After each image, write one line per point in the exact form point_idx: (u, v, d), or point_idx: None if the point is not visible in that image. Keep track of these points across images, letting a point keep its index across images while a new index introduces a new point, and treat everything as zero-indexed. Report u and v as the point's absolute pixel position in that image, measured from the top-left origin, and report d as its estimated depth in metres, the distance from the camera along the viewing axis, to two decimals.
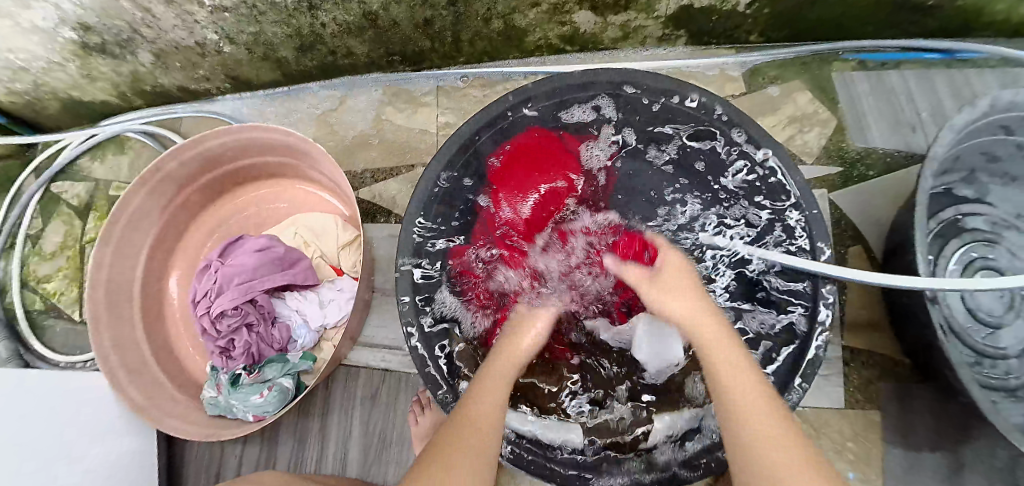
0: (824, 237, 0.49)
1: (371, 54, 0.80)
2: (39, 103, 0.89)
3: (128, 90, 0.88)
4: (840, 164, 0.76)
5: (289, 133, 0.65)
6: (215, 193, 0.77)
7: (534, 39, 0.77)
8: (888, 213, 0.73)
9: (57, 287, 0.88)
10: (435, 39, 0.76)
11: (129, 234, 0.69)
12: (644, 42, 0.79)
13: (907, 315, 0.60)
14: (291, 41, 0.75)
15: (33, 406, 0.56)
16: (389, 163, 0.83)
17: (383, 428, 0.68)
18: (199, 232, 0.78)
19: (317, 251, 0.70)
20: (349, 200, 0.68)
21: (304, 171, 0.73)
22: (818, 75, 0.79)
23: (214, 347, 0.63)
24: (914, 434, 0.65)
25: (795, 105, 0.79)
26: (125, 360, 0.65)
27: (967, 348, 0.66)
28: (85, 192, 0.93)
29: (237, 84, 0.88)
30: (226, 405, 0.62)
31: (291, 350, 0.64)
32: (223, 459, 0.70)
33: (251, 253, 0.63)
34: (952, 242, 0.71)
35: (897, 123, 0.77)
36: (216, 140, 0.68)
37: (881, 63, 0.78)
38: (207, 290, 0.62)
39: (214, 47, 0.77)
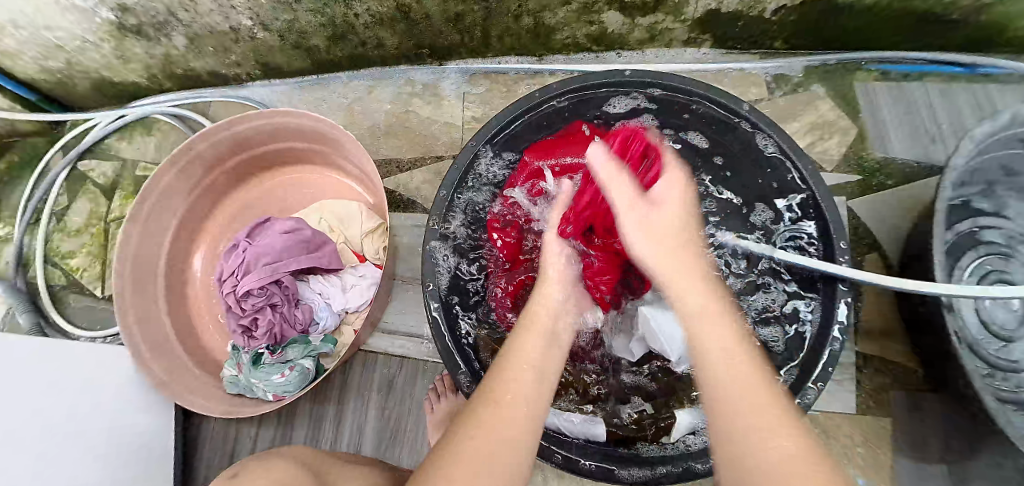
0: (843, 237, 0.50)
1: (400, 46, 0.81)
2: (71, 82, 0.91)
3: (159, 72, 0.90)
4: (860, 172, 0.77)
5: (320, 119, 0.66)
6: (241, 176, 0.78)
7: (562, 38, 0.78)
8: (906, 223, 0.74)
9: (80, 263, 0.90)
10: (464, 33, 0.78)
11: (157, 212, 0.71)
12: (670, 45, 0.80)
13: (925, 323, 0.61)
14: (323, 30, 0.77)
15: (53, 377, 0.56)
16: (413, 154, 0.84)
17: (398, 413, 0.69)
18: (223, 214, 0.80)
19: (341, 237, 0.71)
20: (375, 188, 0.69)
21: (331, 158, 0.74)
22: (840, 84, 0.80)
23: (238, 326, 0.63)
24: (925, 443, 0.65)
25: (817, 112, 0.80)
26: (148, 335, 0.66)
27: (980, 360, 0.66)
28: (110, 171, 0.95)
29: (265, 71, 0.90)
30: (246, 383, 0.63)
31: (313, 332, 0.65)
32: (238, 438, 0.71)
33: (278, 234, 0.63)
34: (966, 255, 0.71)
35: (918, 134, 0.77)
36: (247, 123, 0.69)
37: (904, 74, 0.79)
38: (234, 269, 0.63)
39: (247, 33, 0.78)
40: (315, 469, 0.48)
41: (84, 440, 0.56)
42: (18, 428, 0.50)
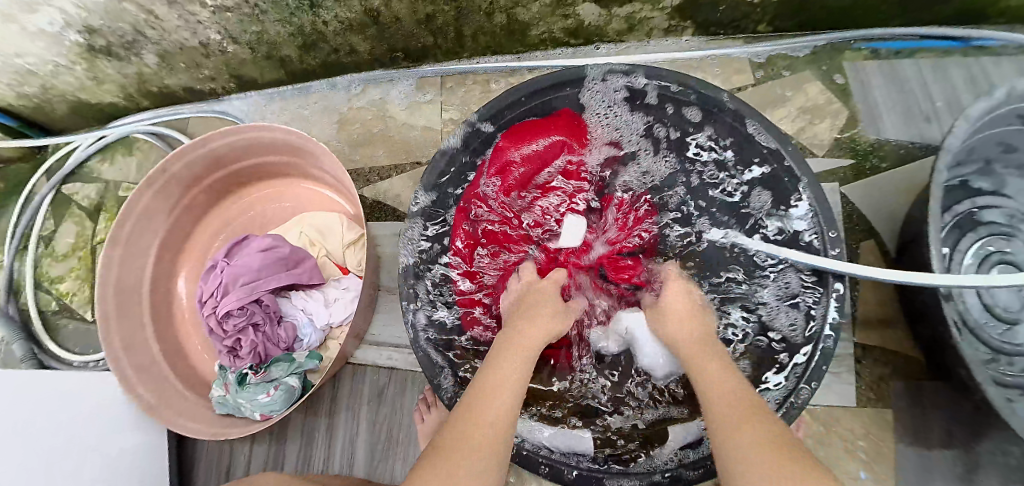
0: (837, 234, 0.49)
1: (374, 51, 0.79)
2: (48, 106, 0.90)
3: (135, 91, 0.89)
4: (852, 156, 0.74)
5: (291, 132, 0.64)
6: (220, 193, 0.78)
7: (538, 33, 0.76)
8: (902, 206, 0.71)
9: (69, 287, 0.90)
10: (437, 35, 0.76)
11: (137, 235, 0.70)
12: (650, 35, 0.77)
13: (923, 312, 0.59)
14: (293, 40, 0.75)
15: (44, 408, 0.56)
16: (393, 161, 0.83)
17: (389, 425, 0.68)
18: (206, 232, 0.79)
19: (322, 251, 0.70)
20: (354, 199, 0.68)
21: (308, 170, 0.73)
22: (828, 65, 0.77)
23: (221, 347, 0.63)
24: (927, 433, 0.63)
25: (806, 96, 0.77)
26: (135, 360, 0.66)
27: (982, 345, 0.64)
28: (95, 193, 0.94)
29: (241, 84, 0.88)
30: (234, 404, 0.62)
31: (297, 349, 0.64)
32: (232, 457, 0.71)
33: (256, 253, 0.62)
34: (966, 237, 0.69)
35: (911, 114, 0.74)
36: (221, 140, 0.68)
37: (894, 51, 0.76)
38: (213, 291, 0.63)
39: (217, 47, 0.77)
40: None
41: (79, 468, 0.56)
42: (13, 463, 0.50)
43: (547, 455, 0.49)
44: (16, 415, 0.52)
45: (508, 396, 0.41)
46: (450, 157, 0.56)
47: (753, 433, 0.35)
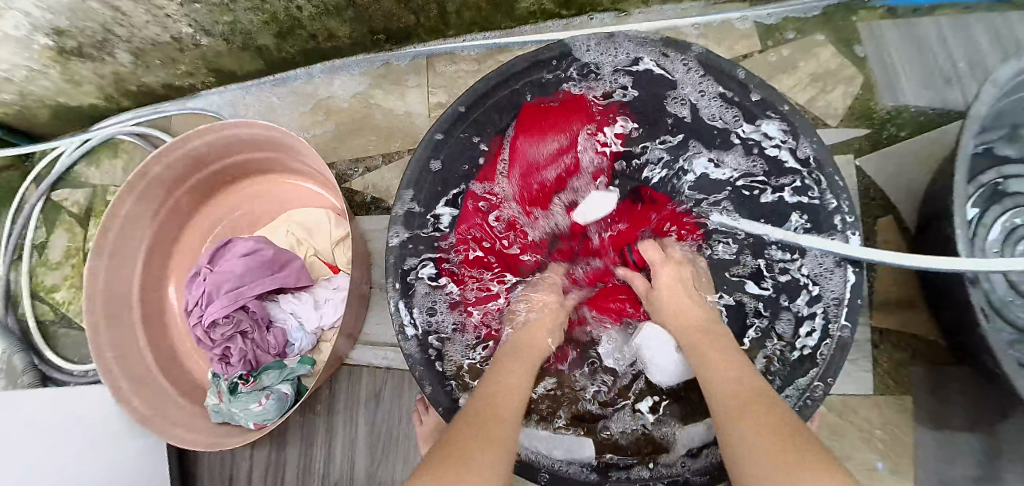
0: (856, 221, 0.45)
1: (353, 35, 0.75)
2: (29, 112, 0.88)
3: (114, 92, 0.86)
4: (868, 125, 0.69)
5: (269, 127, 0.61)
6: (204, 194, 0.75)
7: (526, 7, 0.70)
8: (922, 177, 0.66)
9: (65, 296, 0.89)
10: (418, 14, 0.71)
11: (122, 241, 0.68)
12: (646, 2, 0.71)
13: (945, 295, 0.54)
14: (267, 28, 0.71)
15: (34, 429, 0.55)
16: (380, 150, 0.79)
17: (388, 425, 0.66)
18: (195, 234, 0.77)
19: (310, 249, 0.67)
20: (338, 192, 0.65)
21: (289, 164, 0.70)
22: (843, 26, 0.71)
23: (212, 354, 0.61)
24: (948, 419, 0.60)
25: (817, 62, 0.71)
26: (129, 371, 0.65)
27: (1006, 325, 0.59)
28: (83, 199, 0.93)
29: (220, 77, 0.84)
30: (228, 412, 0.61)
31: (289, 354, 0.62)
32: (234, 461, 0.70)
33: (238, 258, 0.60)
34: (991, 209, 0.63)
35: (932, 78, 0.68)
36: (197, 141, 0.65)
37: (914, 8, 0.69)
38: (197, 299, 0.60)
39: (191, 41, 0.73)
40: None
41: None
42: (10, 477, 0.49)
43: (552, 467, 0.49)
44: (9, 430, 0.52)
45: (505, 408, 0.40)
46: (442, 142, 0.50)
47: (742, 450, 0.32)
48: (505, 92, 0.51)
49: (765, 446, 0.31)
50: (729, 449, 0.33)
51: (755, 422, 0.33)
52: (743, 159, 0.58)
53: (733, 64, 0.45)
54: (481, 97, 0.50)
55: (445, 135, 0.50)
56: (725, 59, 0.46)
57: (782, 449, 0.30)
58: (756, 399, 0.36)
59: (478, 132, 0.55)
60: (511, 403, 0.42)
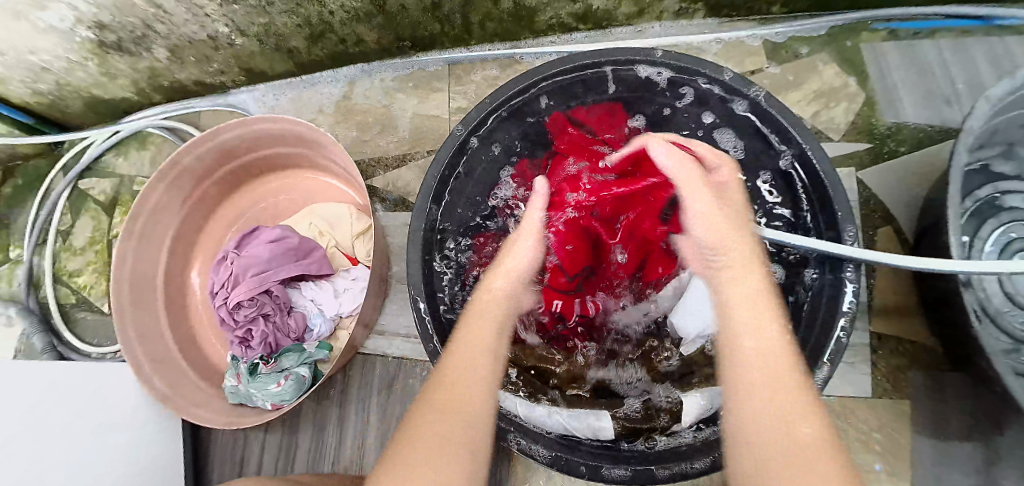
0: (853, 221, 0.47)
1: (380, 41, 0.79)
2: (64, 103, 0.91)
3: (147, 86, 0.90)
4: (869, 140, 0.72)
5: (298, 122, 0.65)
6: (231, 186, 0.78)
7: (546, 19, 0.74)
8: (921, 191, 0.69)
9: (86, 281, 0.92)
10: (444, 23, 0.75)
11: (151, 226, 0.71)
12: (660, 18, 0.75)
13: (942, 301, 0.57)
14: (300, 31, 0.75)
15: (62, 402, 0.57)
16: (401, 150, 0.83)
17: (400, 414, 0.68)
18: (219, 224, 0.80)
19: (331, 241, 0.70)
20: (361, 188, 0.68)
21: (315, 160, 0.73)
22: (847, 47, 0.74)
23: (234, 337, 0.63)
24: (946, 424, 0.61)
25: (821, 79, 0.75)
26: (151, 351, 0.67)
27: (1002, 334, 0.61)
28: (109, 187, 0.96)
29: (250, 76, 0.88)
30: (245, 394, 0.63)
31: (307, 339, 0.64)
32: (246, 444, 0.72)
33: (264, 244, 0.63)
34: (987, 223, 0.66)
35: (932, 96, 0.72)
36: (228, 134, 0.69)
37: (912, 32, 0.73)
38: (224, 281, 0.63)
39: (226, 40, 0.77)
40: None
41: (86, 457, 0.56)
42: (35, 444, 0.52)
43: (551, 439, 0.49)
44: (35, 400, 0.54)
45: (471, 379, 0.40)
46: (466, 138, 0.54)
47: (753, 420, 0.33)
48: (529, 93, 0.55)
49: (796, 451, 0.30)
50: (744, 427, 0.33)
51: (762, 420, 0.32)
52: (746, 165, 0.62)
53: (739, 76, 0.49)
54: (506, 99, 0.53)
55: (470, 131, 0.54)
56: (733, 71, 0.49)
57: (802, 452, 0.29)
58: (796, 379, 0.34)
59: (504, 128, 0.59)
60: (471, 366, 0.41)
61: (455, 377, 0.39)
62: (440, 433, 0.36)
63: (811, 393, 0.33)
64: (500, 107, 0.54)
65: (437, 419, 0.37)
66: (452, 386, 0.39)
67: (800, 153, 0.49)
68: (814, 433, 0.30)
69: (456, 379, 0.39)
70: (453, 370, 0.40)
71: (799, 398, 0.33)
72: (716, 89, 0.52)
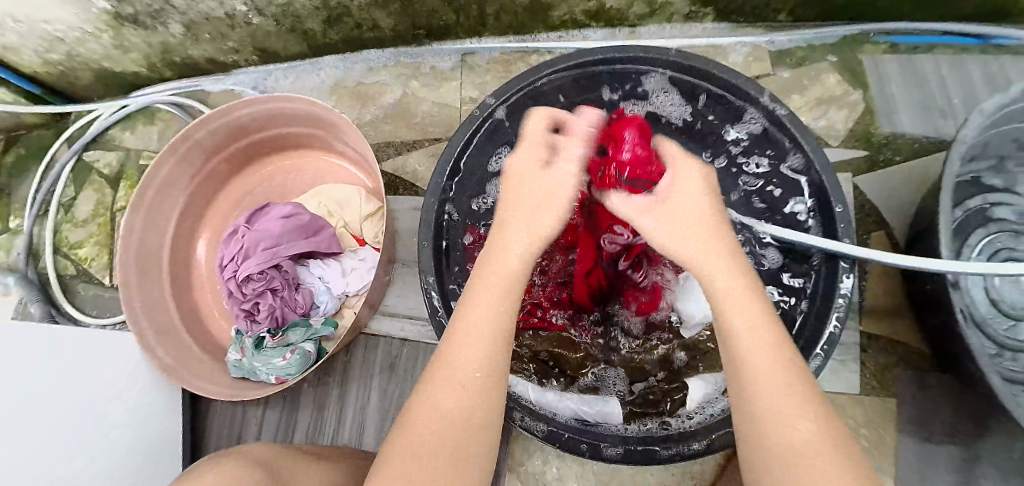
0: (847, 221, 0.49)
1: (395, 28, 0.80)
2: (72, 74, 0.91)
3: (158, 62, 0.90)
4: (867, 147, 0.74)
5: (313, 102, 0.66)
6: (239, 164, 0.78)
7: (559, 15, 0.76)
8: (915, 198, 0.71)
9: (87, 253, 0.91)
10: (459, 13, 0.76)
11: (160, 199, 0.71)
12: (670, 19, 0.77)
13: (932, 303, 0.59)
14: (317, 14, 0.76)
15: (55, 370, 0.56)
16: (410, 136, 0.84)
17: (400, 395, 0.69)
18: (226, 201, 0.80)
19: (339, 221, 0.71)
20: (374, 171, 0.69)
21: (327, 141, 0.74)
22: (849, 57, 0.77)
23: (239, 311, 0.64)
24: (931, 423, 0.64)
25: (823, 86, 0.77)
26: (154, 322, 0.67)
27: (987, 339, 0.64)
28: (114, 161, 0.96)
29: (263, 57, 0.89)
30: (248, 367, 0.64)
31: (313, 315, 0.65)
32: (244, 419, 0.72)
33: (276, 220, 0.63)
34: (976, 232, 0.69)
35: (928, 109, 0.74)
36: (243, 111, 0.69)
37: (913, 46, 0.75)
38: (233, 255, 0.64)
39: (242, 19, 0.77)
40: (277, 473, 0.47)
41: (76, 442, 0.55)
42: (28, 410, 0.51)
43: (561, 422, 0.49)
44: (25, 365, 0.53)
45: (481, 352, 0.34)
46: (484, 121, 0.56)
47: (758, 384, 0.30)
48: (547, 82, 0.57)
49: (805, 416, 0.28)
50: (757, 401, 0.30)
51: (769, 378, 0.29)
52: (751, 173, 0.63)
53: (746, 79, 0.51)
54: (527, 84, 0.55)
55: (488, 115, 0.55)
56: (740, 73, 0.52)
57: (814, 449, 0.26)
58: (781, 343, 0.31)
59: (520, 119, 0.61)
60: (474, 349, 0.34)
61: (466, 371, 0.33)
62: (451, 438, 0.31)
63: (786, 355, 0.31)
64: (507, 99, 0.55)
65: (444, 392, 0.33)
66: (447, 381, 0.33)
67: (804, 160, 0.51)
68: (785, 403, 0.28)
69: (460, 371, 0.33)
70: (462, 365, 0.34)
71: (791, 374, 0.30)
72: (725, 93, 0.55)
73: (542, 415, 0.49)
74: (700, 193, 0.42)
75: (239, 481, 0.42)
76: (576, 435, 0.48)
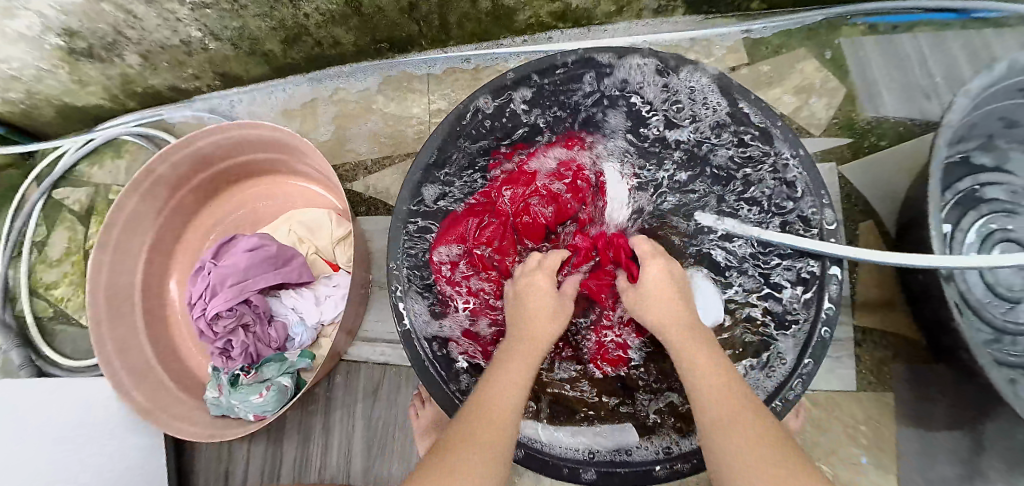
0: (838, 234, 0.49)
1: (358, 42, 0.77)
2: (34, 111, 0.89)
3: (120, 93, 0.87)
4: (848, 135, 0.72)
5: (274, 128, 0.64)
6: (208, 194, 0.76)
7: (524, 19, 0.74)
8: (901, 184, 0.70)
9: (64, 293, 0.90)
10: (422, 23, 0.74)
11: (125, 238, 0.69)
12: (639, 16, 0.75)
13: (924, 294, 0.58)
14: (275, 34, 0.74)
15: None
16: (384, 152, 0.82)
17: (386, 423, 0.67)
18: (196, 234, 0.78)
19: (311, 247, 0.69)
20: (342, 195, 0.67)
21: (295, 166, 0.72)
22: (824, 43, 0.75)
23: (214, 348, 0.62)
24: (928, 415, 0.63)
25: (800, 75, 0.75)
26: (129, 364, 0.65)
27: (984, 325, 0.63)
28: (85, 197, 0.94)
29: (226, 81, 0.86)
30: (228, 405, 0.62)
31: (289, 348, 0.64)
32: (230, 455, 0.71)
33: (243, 253, 0.62)
34: (968, 215, 0.67)
35: (909, 90, 0.72)
36: (204, 140, 0.67)
37: (892, 26, 0.74)
38: (202, 292, 0.62)
39: (199, 44, 0.75)
40: None
41: None
42: None
43: (559, 453, 0.48)
44: None
45: (518, 396, 0.40)
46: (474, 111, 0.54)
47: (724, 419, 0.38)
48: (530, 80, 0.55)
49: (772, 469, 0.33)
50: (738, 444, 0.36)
51: (731, 428, 0.37)
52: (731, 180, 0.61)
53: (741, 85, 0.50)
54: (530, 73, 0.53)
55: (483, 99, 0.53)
56: (722, 74, 0.51)
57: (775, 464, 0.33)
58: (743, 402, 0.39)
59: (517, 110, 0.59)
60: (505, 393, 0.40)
61: (505, 407, 0.39)
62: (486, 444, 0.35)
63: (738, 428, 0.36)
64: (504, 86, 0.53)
65: (474, 448, 0.35)
66: (484, 415, 0.38)
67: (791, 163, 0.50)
68: (761, 431, 0.36)
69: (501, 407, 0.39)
70: (493, 400, 0.39)
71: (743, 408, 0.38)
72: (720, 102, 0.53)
73: (536, 447, 0.48)
74: (659, 270, 0.54)
75: None
76: (567, 462, 0.47)
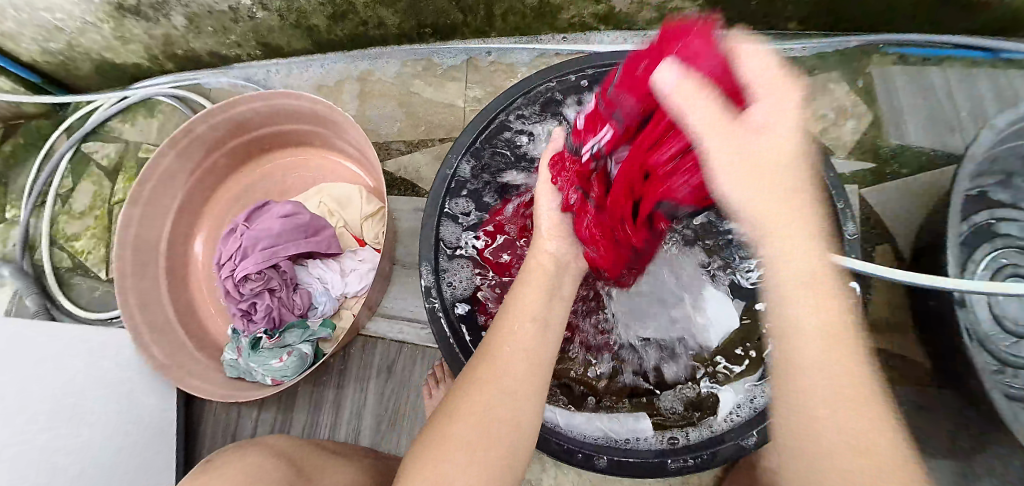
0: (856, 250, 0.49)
1: (401, 26, 0.79)
2: (73, 64, 0.90)
3: (159, 54, 0.88)
4: (873, 159, 0.74)
5: (317, 100, 0.65)
6: (240, 161, 0.77)
7: (567, 17, 0.75)
8: (923, 212, 0.71)
9: (84, 245, 0.91)
10: (466, 12, 0.75)
11: (157, 194, 0.70)
12: None
13: (936, 319, 0.58)
14: (322, 10, 0.75)
15: (46, 365, 0.55)
16: (414, 136, 0.83)
17: (397, 399, 0.68)
18: (224, 198, 0.78)
19: (340, 220, 0.69)
20: (376, 171, 0.68)
21: (331, 140, 0.73)
22: (858, 69, 0.76)
23: (237, 309, 0.63)
24: (930, 440, 0.63)
25: (831, 97, 0.76)
26: (149, 319, 0.66)
27: (990, 357, 0.62)
28: (114, 154, 0.94)
29: (265, 52, 0.87)
30: (245, 368, 0.63)
31: (312, 316, 0.64)
32: (239, 418, 0.71)
33: (277, 218, 0.63)
34: (981, 248, 0.68)
35: (935, 123, 0.73)
36: (246, 106, 0.68)
37: (923, 58, 0.74)
38: (232, 253, 0.63)
39: (246, 13, 0.76)
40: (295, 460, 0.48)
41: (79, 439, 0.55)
42: (31, 403, 0.51)
43: (572, 437, 0.49)
44: (23, 362, 0.52)
45: (520, 346, 0.37)
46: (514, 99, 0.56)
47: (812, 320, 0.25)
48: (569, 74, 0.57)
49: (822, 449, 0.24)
50: (794, 394, 0.25)
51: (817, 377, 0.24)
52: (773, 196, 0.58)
53: None
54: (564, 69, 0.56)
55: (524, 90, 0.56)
56: None
57: (832, 434, 0.23)
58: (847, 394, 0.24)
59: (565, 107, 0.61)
60: (516, 356, 0.36)
61: (504, 365, 0.36)
62: (485, 430, 0.33)
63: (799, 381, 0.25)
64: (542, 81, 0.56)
65: (476, 416, 0.33)
66: (490, 378, 0.35)
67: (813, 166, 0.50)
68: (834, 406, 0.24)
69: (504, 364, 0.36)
70: (497, 360, 0.36)
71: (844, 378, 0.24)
72: None
73: (550, 428, 0.49)
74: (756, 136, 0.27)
75: (261, 468, 0.44)
76: (580, 445, 0.48)
